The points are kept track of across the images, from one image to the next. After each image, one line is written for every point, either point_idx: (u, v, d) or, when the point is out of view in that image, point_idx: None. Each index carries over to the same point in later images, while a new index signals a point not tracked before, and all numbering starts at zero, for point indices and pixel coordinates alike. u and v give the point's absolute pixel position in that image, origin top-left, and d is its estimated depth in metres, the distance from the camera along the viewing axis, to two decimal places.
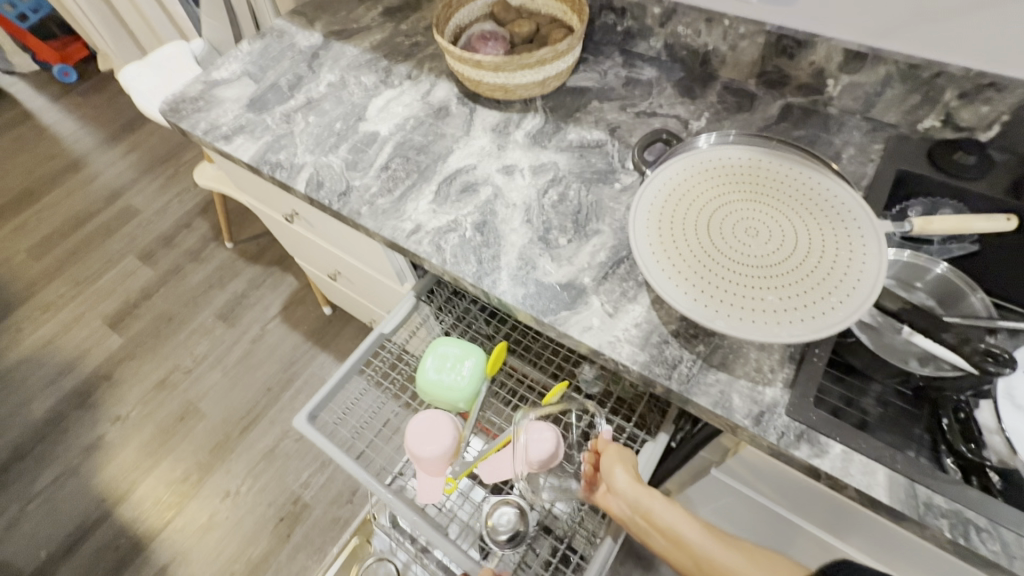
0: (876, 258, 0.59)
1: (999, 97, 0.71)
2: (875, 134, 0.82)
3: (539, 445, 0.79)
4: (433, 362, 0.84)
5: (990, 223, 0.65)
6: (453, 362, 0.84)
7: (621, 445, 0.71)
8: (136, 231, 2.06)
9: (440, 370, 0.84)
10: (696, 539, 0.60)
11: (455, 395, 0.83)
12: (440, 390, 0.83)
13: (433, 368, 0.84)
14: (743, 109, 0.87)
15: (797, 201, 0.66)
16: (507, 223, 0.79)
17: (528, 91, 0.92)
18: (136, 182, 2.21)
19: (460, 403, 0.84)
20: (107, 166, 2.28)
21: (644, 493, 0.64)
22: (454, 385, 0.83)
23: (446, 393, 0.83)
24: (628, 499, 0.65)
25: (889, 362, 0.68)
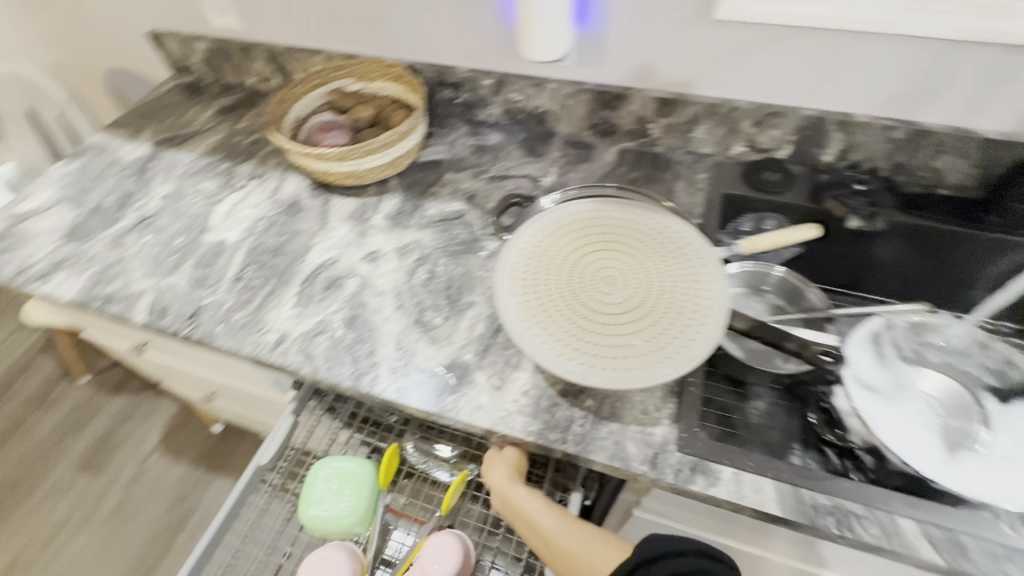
0: (719, 285, 0.65)
1: (783, 122, 0.83)
2: (699, 164, 0.91)
3: (436, 560, 0.74)
4: (314, 493, 0.77)
5: (801, 235, 0.75)
6: (338, 485, 0.77)
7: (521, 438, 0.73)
8: None
9: (324, 501, 0.76)
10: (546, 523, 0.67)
11: (349, 521, 0.76)
12: (330, 521, 0.76)
13: (314, 501, 0.76)
14: (584, 160, 0.94)
15: (643, 241, 0.70)
16: (378, 313, 0.75)
17: (380, 173, 0.91)
18: None
19: (355, 525, 0.77)
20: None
21: (516, 484, 0.70)
22: (345, 510, 0.76)
23: (336, 521, 0.76)
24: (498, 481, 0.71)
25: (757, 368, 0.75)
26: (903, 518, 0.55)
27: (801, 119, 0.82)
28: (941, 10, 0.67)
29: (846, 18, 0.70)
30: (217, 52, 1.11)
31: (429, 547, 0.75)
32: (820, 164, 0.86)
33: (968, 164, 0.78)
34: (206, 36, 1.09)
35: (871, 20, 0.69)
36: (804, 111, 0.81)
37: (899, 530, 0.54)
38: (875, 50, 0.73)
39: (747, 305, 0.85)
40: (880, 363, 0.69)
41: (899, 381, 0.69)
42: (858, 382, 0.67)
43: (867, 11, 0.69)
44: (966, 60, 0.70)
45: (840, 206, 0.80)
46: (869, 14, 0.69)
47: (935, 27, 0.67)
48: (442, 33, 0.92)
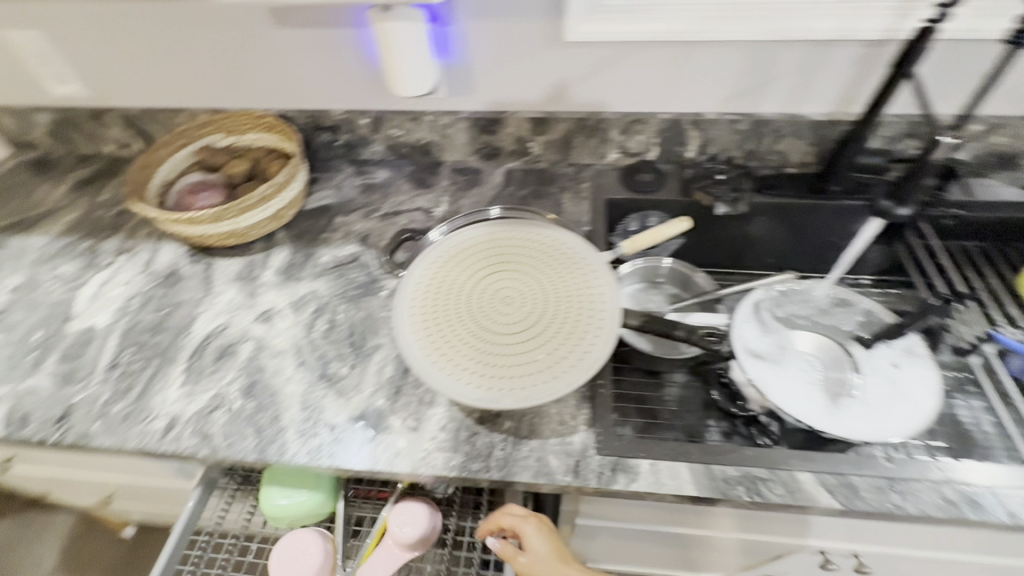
0: (609, 288, 0.68)
1: (647, 127, 0.90)
2: (581, 174, 0.96)
3: (405, 525, 0.77)
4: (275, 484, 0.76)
5: (675, 228, 0.80)
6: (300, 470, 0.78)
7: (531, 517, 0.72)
8: None
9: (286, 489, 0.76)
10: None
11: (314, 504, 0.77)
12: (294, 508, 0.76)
13: (276, 490, 0.76)
14: (474, 185, 0.96)
15: (535, 257, 0.72)
16: (279, 375, 0.71)
17: (264, 228, 0.87)
18: None
19: (322, 507, 0.78)
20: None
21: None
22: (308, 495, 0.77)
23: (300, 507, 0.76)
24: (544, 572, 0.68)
25: (663, 357, 0.80)
26: (801, 472, 0.60)
27: (661, 122, 0.89)
28: (752, 14, 0.75)
29: (676, 29, 0.76)
30: (63, 122, 1.02)
31: (398, 513, 0.78)
32: (686, 160, 0.93)
33: (805, 144, 0.88)
34: (45, 107, 1.00)
35: (698, 29, 0.76)
36: (661, 115, 0.88)
37: (799, 484, 0.59)
38: (708, 54, 0.80)
39: (646, 299, 0.91)
40: (766, 331, 0.76)
41: (781, 343, 0.75)
42: (747, 351, 0.73)
43: (692, 22, 0.76)
44: (783, 56, 0.79)
45: (708, 196, 0.87)
46: (694, 24, 0.76)
47: (751, 30, 0.75)
48: (308, 78, 0.91)
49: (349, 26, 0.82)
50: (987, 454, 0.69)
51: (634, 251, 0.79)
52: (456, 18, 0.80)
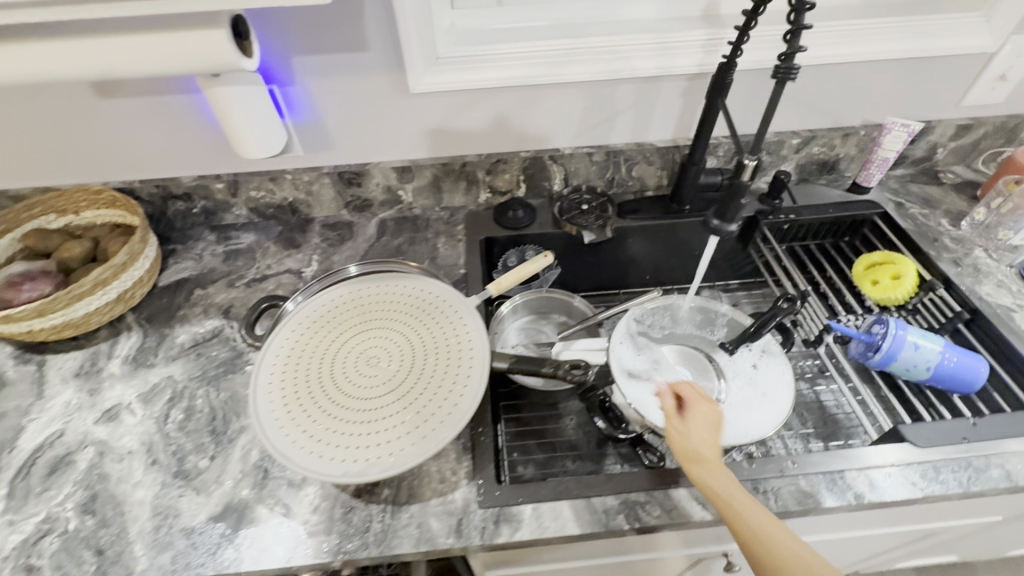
0: (477, 333, 0.67)
1: (509, 166, 0.92)
2: (455, 218, 0.96)
3: None
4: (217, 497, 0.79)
5: (535, 263, 0.83)
6: None
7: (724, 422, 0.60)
8: None
9: None
10: (745, 498, 0.52)
11: None
12: None
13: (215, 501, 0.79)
14: (346, 239, 0.93)
15: (402, 312, 0.70)
16: (126, 480, 0.63)
17: (107, 312, 0.79)
18: None
19: None
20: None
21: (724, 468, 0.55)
22: None
23: None
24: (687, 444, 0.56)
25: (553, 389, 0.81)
26: (677, 489, 0.61)
27: (523, 160, 0.92)
28: (583, 58, 0.80)
29: (517, 75, 0.80)
30: None
31: None
32: (554, 193, 0.97)
33: (656, 169, 0.95)
34: None
35: (536, 74, 0.80)
36: (522, 154, 0.91)
37: (676, 501, 0.60)
38: (552, 96, 0.84)
39: (536, 331, 0.93)
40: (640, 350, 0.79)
41: (654, 358, 0.79)
42: (624, 373, 0.74)
43: (530, 68, 0.79)
44: (621, 92, 0.85)
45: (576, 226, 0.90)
46: (532, 69, 0.79)
47: (585, 72, 0.80)
48: (148, 148, 0.85)
49: (183, 92, 0.78)
50: (852, 433, 0.78)
51: (503, 290, 0.80)
52: (298, 78, 0.78)
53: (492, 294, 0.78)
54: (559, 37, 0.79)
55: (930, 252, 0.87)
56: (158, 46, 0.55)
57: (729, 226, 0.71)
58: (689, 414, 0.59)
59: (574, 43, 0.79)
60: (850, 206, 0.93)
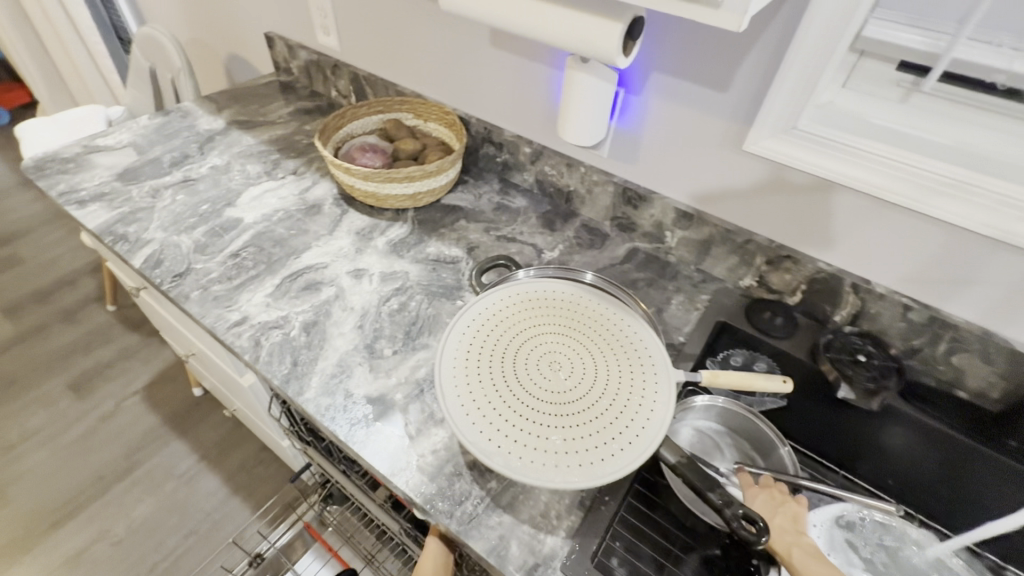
0: (663, 406, 0.60)
1: (797, 269, 0.80)
2: (704, 285, 0.89)
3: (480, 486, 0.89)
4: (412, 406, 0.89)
5: (771, 382, 0.68)
6: None
7: (799, 500, 0.63)
8: (18, 276, 1.87)
9: None
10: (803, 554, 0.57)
11: None
12: None
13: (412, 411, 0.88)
14: (594, 247, 0.94)
15: (604, 341, 0.67)
16: (337, 326, 0.76)
17: (401, 202, 0.96)
18: (43, 226, 2.05)
19: None
20: (13, 207, 2.12)
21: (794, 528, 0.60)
22: None
23: None
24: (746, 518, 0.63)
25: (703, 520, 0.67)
26: None
27: (816, 271, 0.79)
28: (973, 200, 0.62)
29: (870, 184, 0.67)
30: (314, 63, 1.25)
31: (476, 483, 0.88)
32: (830, 321, 0.81)
33: (990, 371, 0.70)
34: (310, 49, 1.23)
35: (897, 193, 0.66)
36: (820, 264, 0.78)
37: None
38: (902, 223, 0.69)
39: (716, 444, 0.80)
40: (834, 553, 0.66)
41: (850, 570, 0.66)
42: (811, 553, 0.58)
43: (892, 182, 0.66)
44: (1002, 262, 0.65)
45: (836, 371, 0.73)
46: (894, 185, 0.66)
47: (964, 216, 0.63)
48: (498, 97, 0.98)
49: (546, 65, 0.88)
50: None
51: (714, 385, 0.68)
52: (645, 91, 0.80)
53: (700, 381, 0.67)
54: (955, 163, 0.63)
55: None
56: (559, 20, 0.59)
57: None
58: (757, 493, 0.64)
59: (971, 178, 0.62)
60: None
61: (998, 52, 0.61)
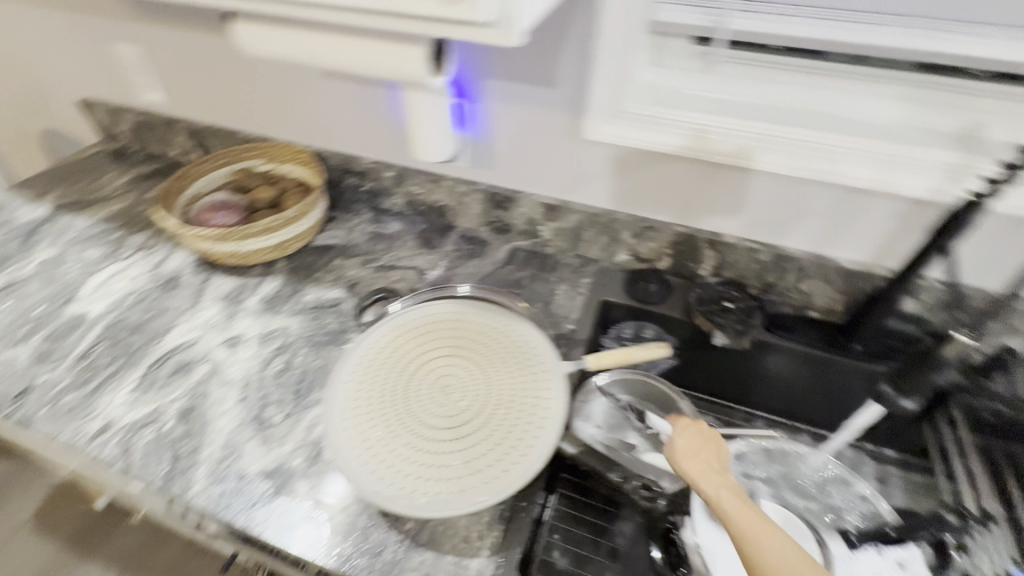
0: (556, 402, 0.62)
1: (659, 236, 0.86)
2: (584, 269, 0.92)
3: None
4: None
5: (650, 350, 0.72)
6: None
7: (725, 441, 0.59)
8: None
9: None
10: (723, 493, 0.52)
11: None
12: None
13: None
14: (475, 256, 0.95)
15: (493, 350, 0.68)
16: (218, 406, 0.71)
17: (266, 255, 0.90)
18: None
19: None
20: None
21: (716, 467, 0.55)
22: None
23: None
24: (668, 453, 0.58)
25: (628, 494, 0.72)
26: None
27: (675, 235, 0.85)
28: (779, 149, 0.69)
29: (698, 149, 0.73)
30: (143, 125, 1.14)
31: None
32: (698, 277, 0.87)
33: (831, 290, 0.80)
34: (134, 110, 1.13)
35: (720, 153, 0.72)
36: (676, 228, 0.84)
37: None
38: (732, 179, 0.75)
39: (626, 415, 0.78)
40: None
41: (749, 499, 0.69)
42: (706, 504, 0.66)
43: (715, 144, 0.72)
44: (816, 195, 0.73)
45: (710, 322, 0.80)
46: (716, 147, 0.72)
47: (777, 164, 0.70)
48: (337, 128, 0.97)
49: (384, 88, 0.87)
50: None
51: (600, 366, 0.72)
52: (484, 98, 0.81)
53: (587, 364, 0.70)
54: (759, 119, 0.70)
55: None
56: (358, 50, 0.57)
57: (901, 397, 0.68)
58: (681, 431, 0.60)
59: (774, 128, 0.69)
60: None
61: (771, 18, 0.66)
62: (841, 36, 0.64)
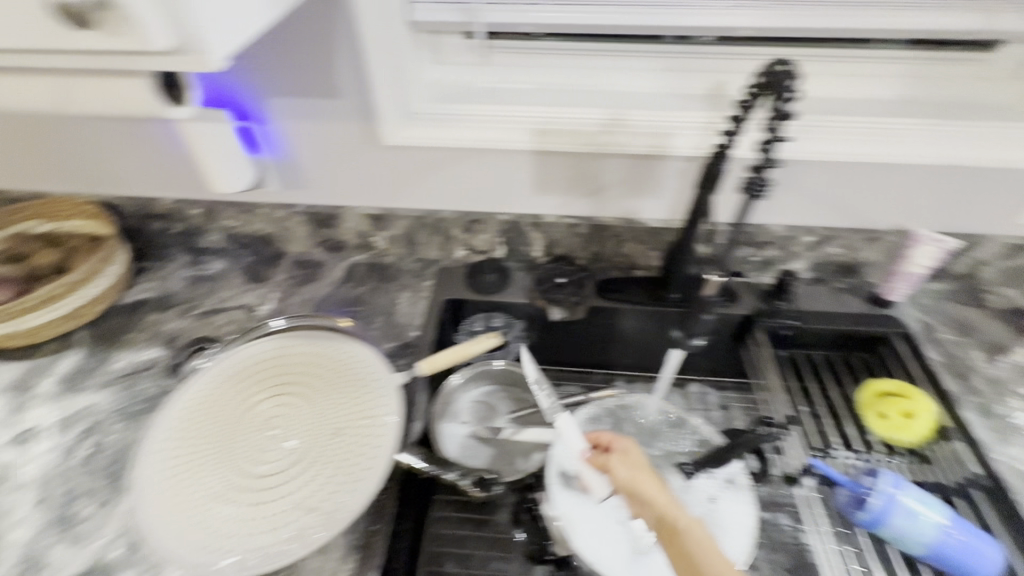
0: (390, 415, 0.62)
1: (487, 227, 0.87)
2: (426, 272, 0.91)
3: None
4: None
5: (482, 344, 0.77)
6: None
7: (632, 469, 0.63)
8: None
9: None
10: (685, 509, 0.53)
11: None
12: None
13: None
14: (310, 280, 0.90)
15: (321, 378, 0.66)
16: (9, 516, 0.61)
17: (58, 327, 0.79)
18: None
19: None
20: None
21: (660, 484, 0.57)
22: None
23: None
24: (627, 475, 0.57)
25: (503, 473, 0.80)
26: None
27: (502, 223, 0.87)
28: (563, 128, 0.73)
29: (492, 139, 0.74)
30: None
31: None
32: (534, 258, 0.90)
33: (646, 248, 0.86)
34: None
35: (514, 139, 0.74)
36: (500, 216, 0.86)
37: None
38: (534, 161, 0.78)
39: (492, 404, 0.87)
40: None
41: None
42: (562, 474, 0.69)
43: (507, 132, 0.74)
44: (609, 166, 0.78)
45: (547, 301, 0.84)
46: (509, 134, 0.74)
47: (565, 143, 0.74)
48: (111, 165, 0.88)
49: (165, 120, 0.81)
50: None
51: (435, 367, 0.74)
52: (272, 117, 0.77)
53: (421, 369, 0.72)
54: (540, 104, 0.73)
55: (952, 392, 0.74)
56: (60, 80, 0.50)
57: (692, 338, 0.74)
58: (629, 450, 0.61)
59: (552, 111, 0.73)
60: (863, 319, 0.81)
61: (517, 10, 0.69)
62: (580, 19, 0.69)
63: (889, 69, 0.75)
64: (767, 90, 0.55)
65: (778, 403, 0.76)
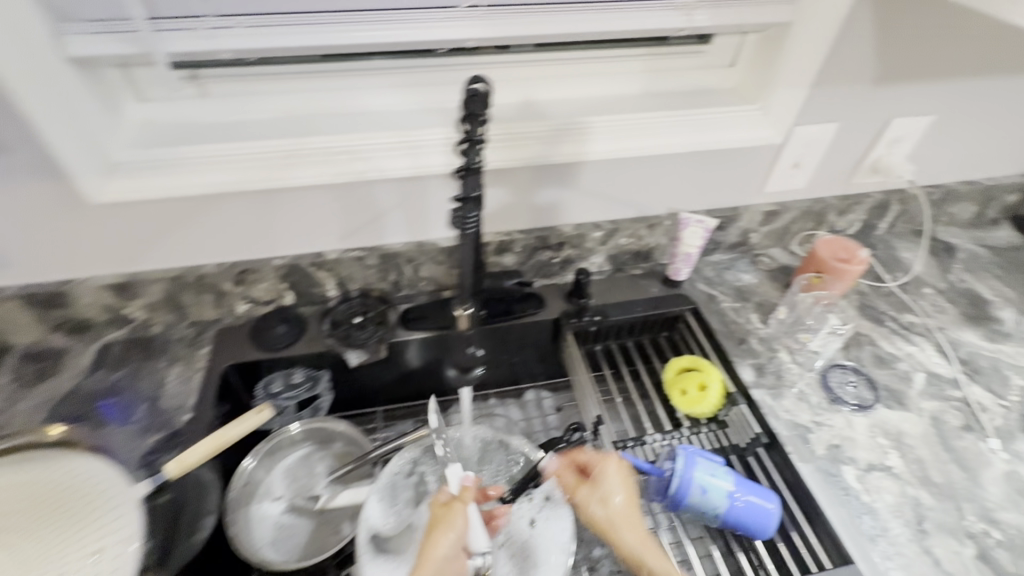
0: (130, 535, 0.54)
1: (263, 275, 0.76)
2: (203, 337, 0.78)
3: None
4: None
5: (245, 422, 0.63)
6: None
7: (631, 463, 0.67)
8: None
9: None
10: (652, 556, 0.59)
11: None
12: None
13: None
14: (45, 377, 0.72)
15: (33, 512, 0.54)
16: None
17: None
18: None
19: None
20: None
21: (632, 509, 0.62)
22: None
23: None
24: (602, 512, 0.62)
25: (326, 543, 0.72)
26: None
27: (279, 269, 0.76)
28: (310, 159, 0.66)
29: (229, 181, 0.64)
30: None
31: None
32: (329, 298, 0.81)
33: (445, 268, 0.82)
34: None
35: (256, 179, 0.65)
36: (275, 261, 0.75)
37: None
38: (290, 197, 0.69)
39: (310, 470, 0.77)
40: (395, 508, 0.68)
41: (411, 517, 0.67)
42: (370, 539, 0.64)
43: (245, 171, 0.64)
44: (377, 192, 0.72)
45: (337, 342, 0.77)
46: (248, 174, 0.64)
47: (317, 176, 0.66)
48: None
49: None
50: None
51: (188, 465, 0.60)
52: None
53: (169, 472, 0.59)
54: (275, 137, 0.65)
55: (735, 357, 0.79)
56: None
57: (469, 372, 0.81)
58: (596, 483, 0.63)
59: (290, 144, 0.65)
60: (657, 300, 0.85)
61: (199, 36, 0.55)
62: (280, 42, 0.56)
63: (626, 65, 0.74)
64: (469, 123, 0.54)
65: (591, 403, 0.75)
